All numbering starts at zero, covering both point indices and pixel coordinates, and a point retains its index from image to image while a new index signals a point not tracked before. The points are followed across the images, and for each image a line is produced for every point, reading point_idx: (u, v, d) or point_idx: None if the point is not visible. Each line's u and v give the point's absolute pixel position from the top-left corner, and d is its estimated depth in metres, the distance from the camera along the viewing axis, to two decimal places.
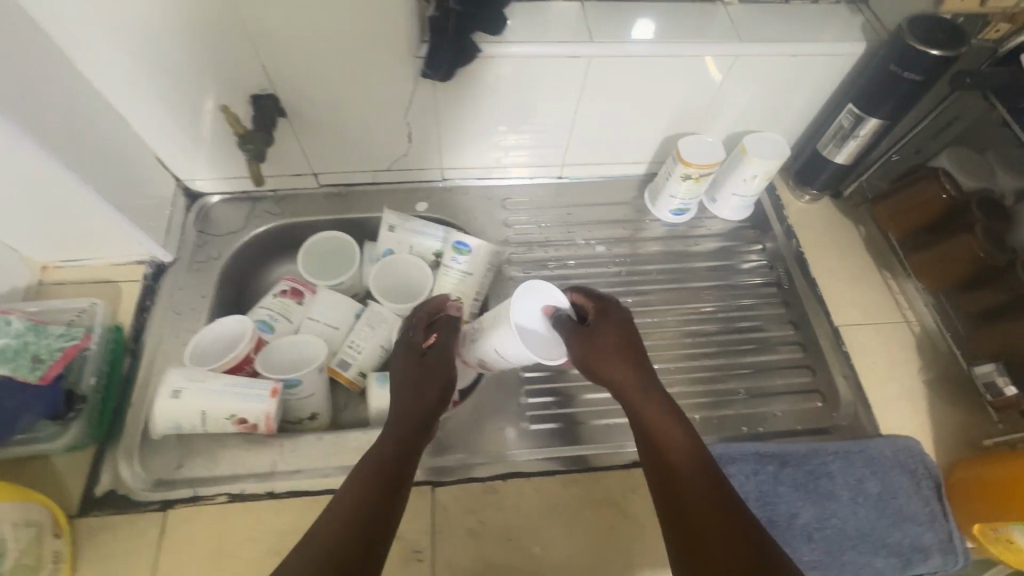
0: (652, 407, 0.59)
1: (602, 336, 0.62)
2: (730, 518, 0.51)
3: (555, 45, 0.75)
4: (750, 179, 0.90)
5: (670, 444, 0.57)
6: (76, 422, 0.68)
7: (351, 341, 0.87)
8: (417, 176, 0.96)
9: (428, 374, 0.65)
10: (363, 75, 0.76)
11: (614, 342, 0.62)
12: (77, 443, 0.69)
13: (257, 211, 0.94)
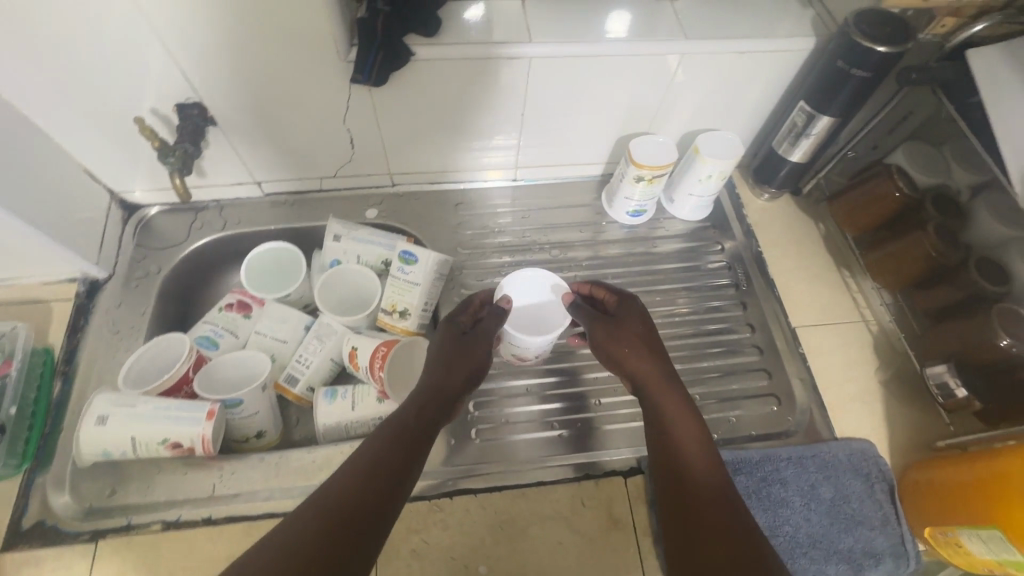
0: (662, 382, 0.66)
1: (628, 328, 0.69)
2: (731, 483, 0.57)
3: (493, 46, 0.71)
4: (706, 179, 0.88)
5: (678, 412, 0.63)
6: None
7: (299, 356, 0.85)
8: (366, 182, 0.93)
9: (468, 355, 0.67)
10: (296, 81, 0.73)
11: (639, 333, 0.69)
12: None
13: (199, 221, 0.90)
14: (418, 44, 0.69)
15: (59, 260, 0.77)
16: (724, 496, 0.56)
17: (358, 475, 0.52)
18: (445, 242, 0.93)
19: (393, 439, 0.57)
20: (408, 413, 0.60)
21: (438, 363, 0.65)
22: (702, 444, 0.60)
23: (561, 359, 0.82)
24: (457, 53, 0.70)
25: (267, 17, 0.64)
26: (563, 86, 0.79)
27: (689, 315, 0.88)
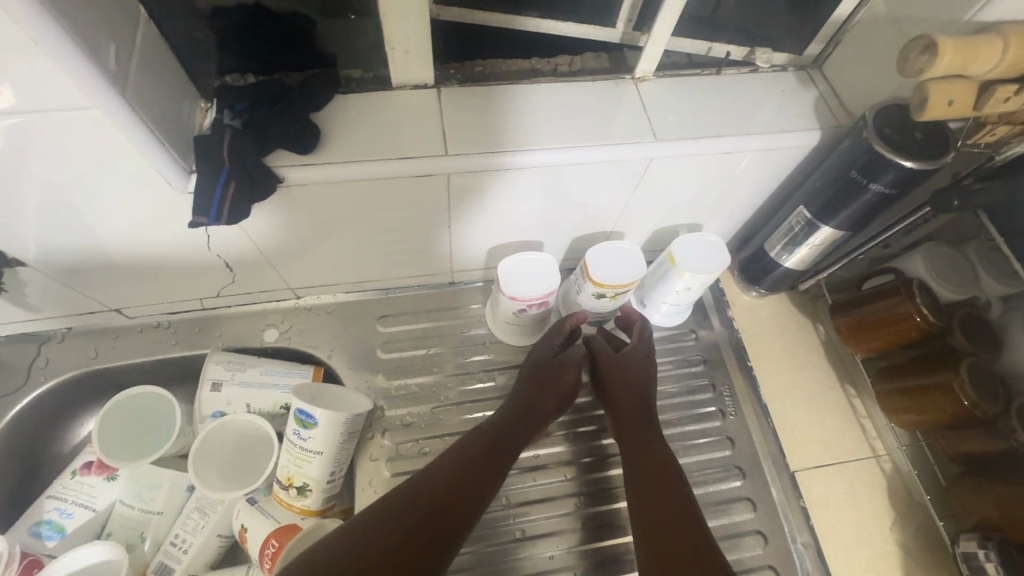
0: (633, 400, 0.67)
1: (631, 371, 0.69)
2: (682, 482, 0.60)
3: (396, 161, 0.52)
4: (684, 291, 0.71)
5: (652, 439, 0.65)
6: None
7: (175, 534, 0.66)
8: (262, 297, 0.74)
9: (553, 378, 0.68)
10: (120, 211, 0.53)
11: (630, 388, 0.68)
12: None
13: (41, 358, 0.70)
14: (289, 165, 0.51)
15: None
16: (670, 501, 0.58)
17: (407, 508, 0.54)
18: (364, 370, 0.74)
19: (451, 483, 0.57)
20: (479, 450, 0.61)
21: (530, 395, 0.67)
22: (663, 460, 0.62)
23: (503, 534, 0.67)
24: (346, 173, 0.52)
25: (41, 151, 0.44)
26: (499, 196, 0.60)
27: None
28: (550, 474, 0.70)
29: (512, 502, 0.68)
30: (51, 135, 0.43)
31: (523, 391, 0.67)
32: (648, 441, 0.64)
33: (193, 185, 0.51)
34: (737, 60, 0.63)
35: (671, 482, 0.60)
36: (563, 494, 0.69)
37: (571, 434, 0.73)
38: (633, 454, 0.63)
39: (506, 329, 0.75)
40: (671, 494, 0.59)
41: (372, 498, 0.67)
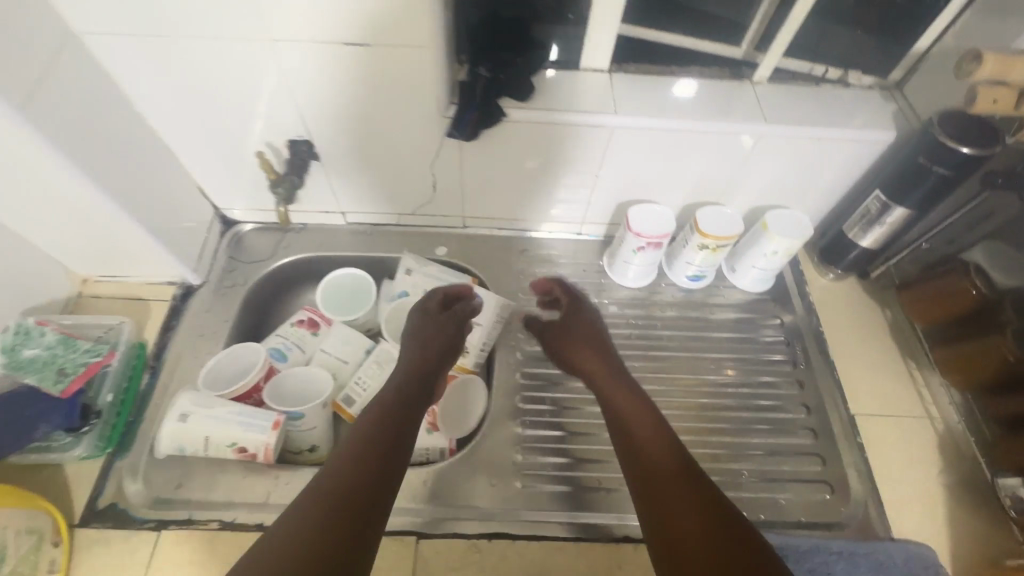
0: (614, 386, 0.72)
1: (580, 330, 0.81)
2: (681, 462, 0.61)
3: (581, 114, 0.76)
4: (772, 255, 0.89)
5: (615, 391, 0.72)
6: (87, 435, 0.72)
7: (359, 377, 0.86)
8: (440, 222, 0.99)
9: (436, 332, 0.79)
10: (393, 129, 0.78)
11: (592, 343, 0.80)
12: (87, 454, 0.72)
13: (286, 241, 0.98)
14: (513, 107, 0.75)
15: (166, 263, 0.84)
16: (671, 485, 0.59)
17: (363, 449, 0.58)
18: (506, 286, 0.97)
19: (395, 423, 0.63)
20: (401, 401, 0.66)
21: (415, 354, 0.75)
22: (631, 408, 0.68)
23: None
24: (547, 117, 0.76)
25: (381, 73, 0.70)
26: (639, 154, 0.83)
27: (743, 387, 0.88)
28: (646, 382, 0.88)
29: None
30: (393, 62, 0.68)
31: (410, 349, 0.76)
32: (613, 403, 0.70)
33: (452, 113, 0.75)
34: (834, 77, 0.83)
35: (669, 465, 0.61)
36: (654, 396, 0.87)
37: (666, 356, 0.91)
38: (616, 402, 0.70)
39: (626, 273, 0.96)
40: (647, 433, 0.65)
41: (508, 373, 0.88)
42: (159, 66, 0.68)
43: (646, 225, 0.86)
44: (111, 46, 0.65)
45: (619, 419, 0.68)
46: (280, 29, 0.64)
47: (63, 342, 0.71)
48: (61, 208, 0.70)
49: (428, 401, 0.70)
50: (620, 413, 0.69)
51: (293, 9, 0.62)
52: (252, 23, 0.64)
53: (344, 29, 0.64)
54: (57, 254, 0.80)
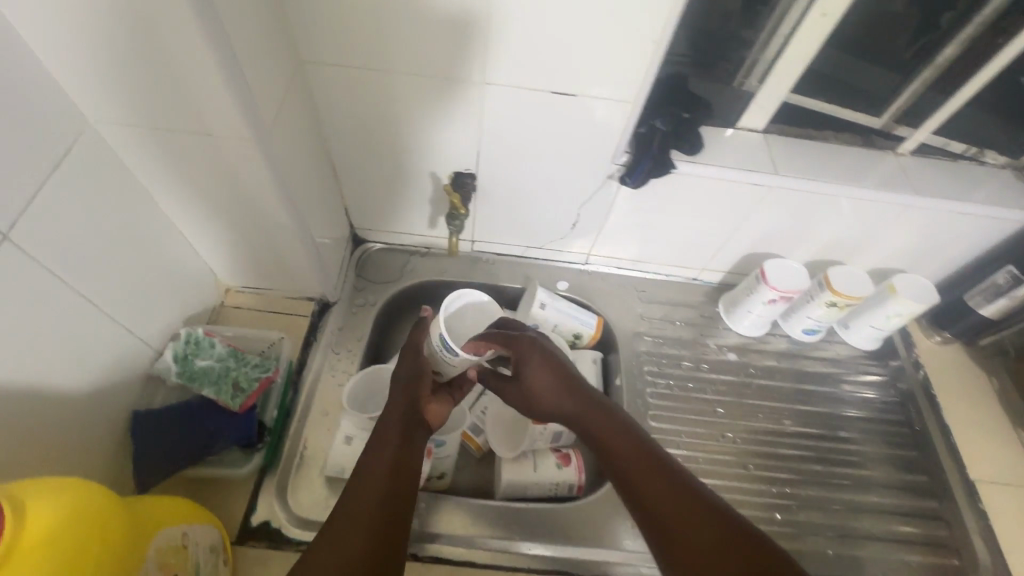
0: (602, 423, 0.69)
1: (535, 374, 0.74)
2: (700, 515, 0.56)
3: (746, 173, 0.79)
4: (892, 316, 0.93)
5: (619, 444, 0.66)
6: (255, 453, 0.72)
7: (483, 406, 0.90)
8: (563, 257, 1.01)
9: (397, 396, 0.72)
10: (557, 168, 0.81)
11: (550, 375, 0.73)
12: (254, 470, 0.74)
13: (411, 264, 0.98)
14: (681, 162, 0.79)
15: (314, 280, 0.84)
16: (694, 541, 0.55)
17: (359, 504, 0.58)
18: (626, 325, 0.99)
19: (385, 472, 0.62)
20: (390, 446, 0.65)
21: (387, 422, 0.69)
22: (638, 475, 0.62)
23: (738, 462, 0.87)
24: (713, 172, 0.78)
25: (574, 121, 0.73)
26: (785, 214, 0.86)
27: (860, 445, 0.91)
28: (767, 434, 0.91)
29: (742, 443, 0.90)
30: (589, 112, 0.71)
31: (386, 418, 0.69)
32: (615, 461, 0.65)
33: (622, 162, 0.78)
34: (968, 155, 0.87)
35: (685, 524, 0.56)
36: (778, 449, 0.90)
37: (784, 408, 0.94)
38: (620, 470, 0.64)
39: (743, 322, 0.98)
40: (653, 487, 0.60)
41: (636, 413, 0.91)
42: (366, 97, 0.71)
43: (785, 280, 0.90)
44: (321, 71, 0.68)
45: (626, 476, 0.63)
46: (497, 73, 0.67)
47: (234, 355, 0.72)
48: (249, 223, 0.72)
49: (413, 456, 0.66)
50: (614, 462, 0.65)
51: (518, 58, 0.65)
52: (472, 66, 0.66)
53: (556, 80, 0.67)
54: (212, 262, 0.80)
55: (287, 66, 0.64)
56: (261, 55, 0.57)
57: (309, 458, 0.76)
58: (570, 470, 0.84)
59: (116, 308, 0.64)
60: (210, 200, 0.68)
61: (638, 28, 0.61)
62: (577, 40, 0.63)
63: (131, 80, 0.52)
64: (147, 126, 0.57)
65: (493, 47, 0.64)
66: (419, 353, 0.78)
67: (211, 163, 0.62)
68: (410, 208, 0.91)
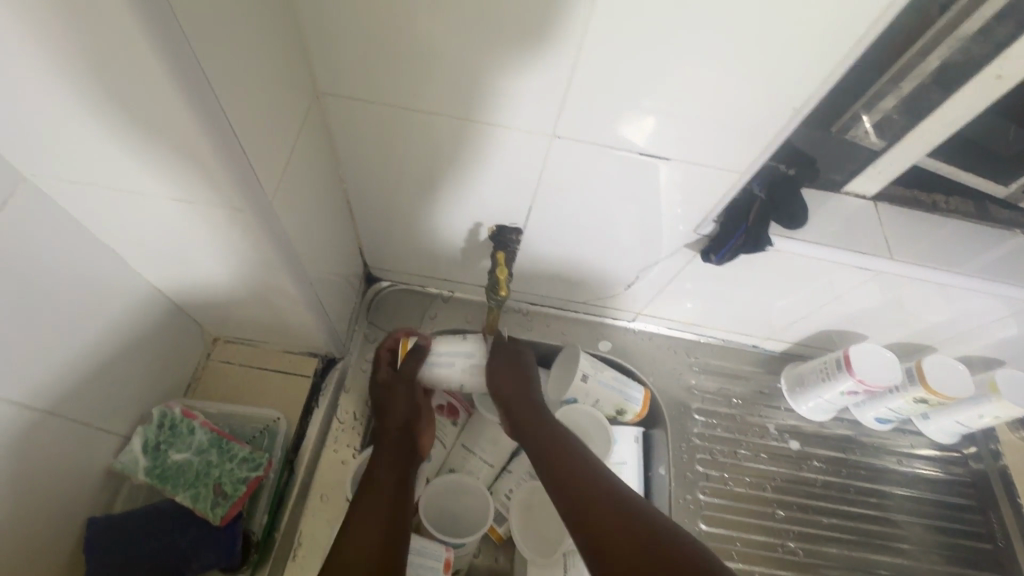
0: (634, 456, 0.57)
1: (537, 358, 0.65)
2: None
3: (851, 253, 0.66)
4: (985, 417, 0.80)
5: (558, 451, 0.65)
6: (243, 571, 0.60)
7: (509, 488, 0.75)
8: (608, 314, 0.88)
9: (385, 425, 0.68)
10: (621, 224, 0.68)
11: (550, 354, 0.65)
12: None
13: (432, 311, 0.83)
14: (778, 234, 0.66)
15: (319, 339, 0.70)
16: None
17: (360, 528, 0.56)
18: (675, 398, 0.86)
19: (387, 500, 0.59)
20: (390, 474, 0.63)
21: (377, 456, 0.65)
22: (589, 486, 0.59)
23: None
24: (813, 252, 0.66)
25: (656, 184, 0.61)
26: (886, 295, 0.74)
27: (932, 561, 0.81)
28: (833, 543, 0.80)
29: (805, 556, 0.79)
30: (679, 176, 0.60)
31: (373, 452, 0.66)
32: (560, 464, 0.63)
33: (707, 232, 0.67)
34: None
35: None
36: (840, 560, 0.79)
37: (851, 512, 0.82)
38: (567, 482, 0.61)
39: (808, 405, 0.86)
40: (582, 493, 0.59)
41: (685, 511, 0.78)
42: (400, 139, 0.59)
43: (873, 370, 0.77)
44: (341, 89, 0.54)
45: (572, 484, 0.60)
46: (570, 126, 0.55)
47: (216, 445, 0.61)
48: (241, 284, 0.58)
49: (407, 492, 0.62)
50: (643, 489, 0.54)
51: (600, 109, 0.53)
52: (539, 115, 0.54)
53: (646, 136, 0.56)
54: (195, 314, 0.66)
55: (300, 100, 0.52)
56: (255, 90, 0.43)
57: (300, 559, 0.63)
58: None
59: (66, 392, 0.51)
60: (193, 262, 0.54)
61: (768, 87, 0.49)
62: (676, 91, 0.51)
63: (82, 128, 0.39)
64: (105, 183, 0.44)
65: (572, 97, 0.52)
66: (412, 387, 0.73)
67: (193, 220, 0.48)
68: (439, 258, 0.78)
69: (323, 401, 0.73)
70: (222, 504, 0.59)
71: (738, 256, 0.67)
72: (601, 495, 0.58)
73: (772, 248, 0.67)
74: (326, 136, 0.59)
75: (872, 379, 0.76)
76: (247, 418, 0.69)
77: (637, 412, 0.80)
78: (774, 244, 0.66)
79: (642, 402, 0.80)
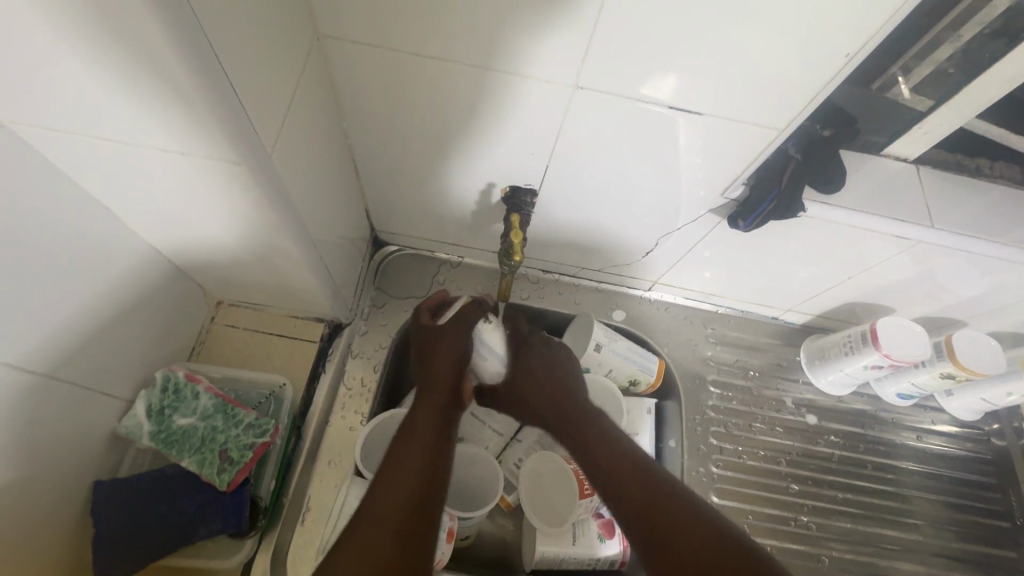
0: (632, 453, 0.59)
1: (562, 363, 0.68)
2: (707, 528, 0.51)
3: (888, 221, 0.62)
4: (1013, 394, 0.77)
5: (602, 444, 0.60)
6: (251, 538, 0.60)
7: (518, 457, 0.74)
8: (623, 283, 0.85)
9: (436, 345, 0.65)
10: (643, 187, 0.64)
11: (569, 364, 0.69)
12: (252, 556, 0.61)
13: (441, 276, 0.81)
14: (812, 200, 0.62)
15: (324, 304, 0.68)
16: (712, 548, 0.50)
17: (387, 497, 0.50)
18: (690, 370, 0.83)
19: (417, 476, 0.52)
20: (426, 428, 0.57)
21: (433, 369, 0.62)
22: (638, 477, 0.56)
23: (810, 550, 0.76)
24: (847, 219, 0.62)
25: (681, 143, 0.57)
26: (921, 267, 0.70)
27: (947, 536, 0.80)
28: (846, 516, 0.79)
29: (817, 530, 0.78)
30: (708, 135, 0.56)
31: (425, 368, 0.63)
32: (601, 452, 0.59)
33: (735, 196, 0.64)
34: None
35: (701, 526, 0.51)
36: (852, 533, 0.78)
37: (866, 487, 0.81)
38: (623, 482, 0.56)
39: (827, 378, 0.83)
40: (630, 489, 0.55)
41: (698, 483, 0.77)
42: (408, 89, 0.55)
43: (899, 344, 0.74)
44: (345, 32, 0.50)
45: (615, 479, 0.56)
46: (594, 77, 0.51)
47: (221, 410, 0.60)
48: (243, 246, 0.56)
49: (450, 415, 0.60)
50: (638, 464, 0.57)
51: (625, 58, 0.49)
52: (559, 65, 0.50)
53: (676, 89, 0.51)
54: (198, 277, 0.64)
55: (300, 45, 0.48)
56: (252, 32, 0.39)
57: (311, 522, 0.63)
58: (615, 543, 0.69)
59: (64, 356, 0.50)
60: (192, 222, 0.51)
61: (813, 34, 0.44)
62: (711, 37, 0.46)
63: (57, 72, 0.35)
64: (91, 133, 0.41)
65: (598, 44, 0.48)
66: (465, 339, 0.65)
67: (187, 176, 0.45)
68: (448, 221, 0.74)
69: (330, 364, 0.71)
70: (228, 470, 0.58)
71: (767, 223, 0.63)
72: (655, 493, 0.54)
73: (802, 215, 0.63)
74: (330, 86, 0.55)
75: (899, 354, 0.73)
76: (253, 383, 0.67)
77: (651, 383, 0.78)
78: (805, 210, 0.62)
79: (657, 373, 0.78)
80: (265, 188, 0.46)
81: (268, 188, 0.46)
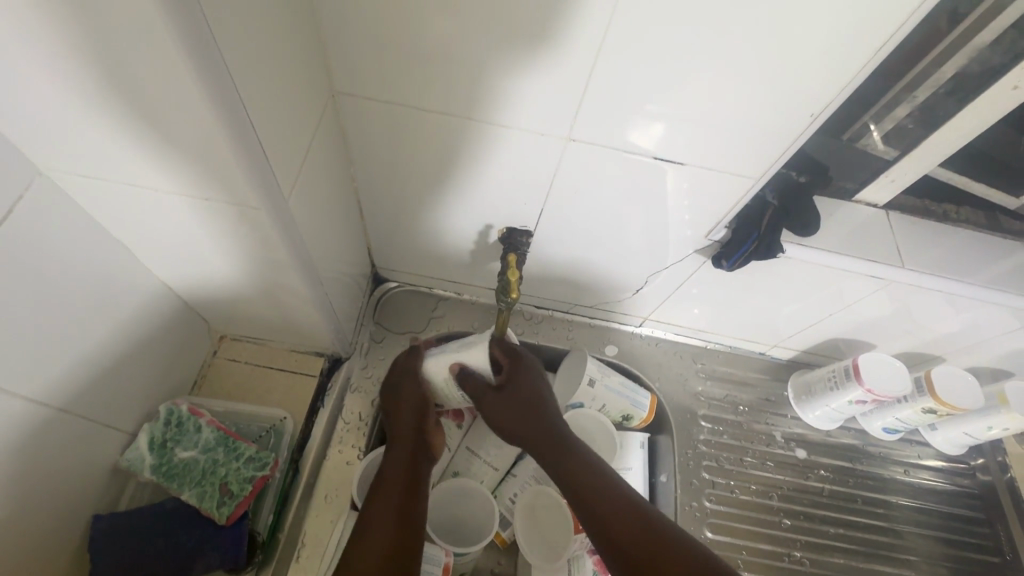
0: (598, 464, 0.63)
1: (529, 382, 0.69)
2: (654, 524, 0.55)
3: (862, 262, 0.66)
4: (994, 428, 0.80)
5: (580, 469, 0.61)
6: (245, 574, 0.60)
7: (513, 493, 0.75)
8: (615, 319, 0.87)
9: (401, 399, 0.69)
10: (630, 229, 0.68)
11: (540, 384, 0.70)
12: None
13: (438, 312, 0.83)
14: (791, 242, 0.66)
15: (325, 339, 0.70)
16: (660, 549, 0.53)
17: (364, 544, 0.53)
18: (682, 405, 0.85)
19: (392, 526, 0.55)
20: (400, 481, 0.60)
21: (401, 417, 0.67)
22: (616, 499, 0.58)
23: None
24: (824, 260, 0.66)
25: (665, 189, 0.61)
26: (898, 305, 0.73)
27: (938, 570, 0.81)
28: (839, 551, 0.79)
29: (811, 566, 0.78)
30: (691, 181, 0.60)
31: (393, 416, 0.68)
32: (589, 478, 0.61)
33: (718, 238, 0.67)
34: None
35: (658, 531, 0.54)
36: (846, 569, 0.79)
37: (858, 522, 0.82)
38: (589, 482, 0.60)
39: (814, 414, 0.86)
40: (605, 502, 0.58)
41: (691, 517, 0.78)
42: (412, 139, 0.59)
43: (880, 379, 0.76)
44: (355, 88, 0.54)
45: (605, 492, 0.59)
46: (585, 130, 0.55)
47: (223, 443, 0.61)
48: (250, 283, 0.58)
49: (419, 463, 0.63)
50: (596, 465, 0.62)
51: (613, 112, 0.53)
52: (554, 118, 0.55)
53: (660, 141, 0.56)
54: (205, 312, 0.66)
55: (316, 100, 0.52)
56: (275, 89, 0.43)
57: (306, 559, 0.63)
58: None
59: (75, 388, 0.51)
60: (205, 260, 0.54)
61: (781, 94, 0.49)
62: (691, 94, 0.51)
63: (97, 125, 0.39)
64: (119, 179, 0.44)
65: (588, 100, 0.52)
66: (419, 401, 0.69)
67: (206, 217, 0.48)
68: (446, 259, 0.78)
69: (328, 399, 0.72)
70: (227, 503, 0.59)
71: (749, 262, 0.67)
72: (627, 511, 0.57)
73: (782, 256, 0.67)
74: (341, 136, 0.60)
75: (880, 390, 0.76)
76: (255, 417, 0.69)
77: (644, 418, 0.80)
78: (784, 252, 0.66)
79: (649, 408, 0.80)
80: (279, 227, 0.49)
81: (281, 228, 0.49)
